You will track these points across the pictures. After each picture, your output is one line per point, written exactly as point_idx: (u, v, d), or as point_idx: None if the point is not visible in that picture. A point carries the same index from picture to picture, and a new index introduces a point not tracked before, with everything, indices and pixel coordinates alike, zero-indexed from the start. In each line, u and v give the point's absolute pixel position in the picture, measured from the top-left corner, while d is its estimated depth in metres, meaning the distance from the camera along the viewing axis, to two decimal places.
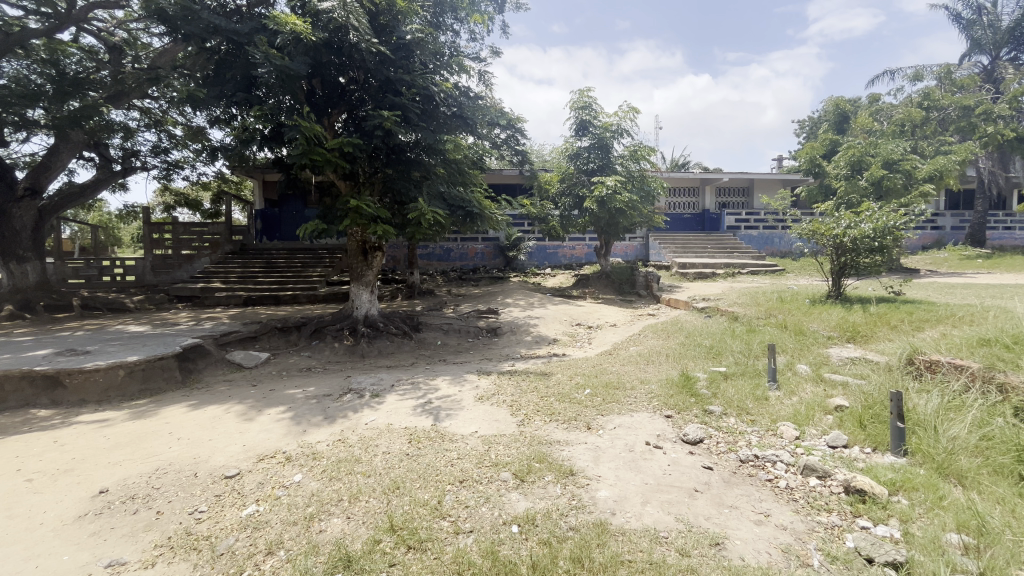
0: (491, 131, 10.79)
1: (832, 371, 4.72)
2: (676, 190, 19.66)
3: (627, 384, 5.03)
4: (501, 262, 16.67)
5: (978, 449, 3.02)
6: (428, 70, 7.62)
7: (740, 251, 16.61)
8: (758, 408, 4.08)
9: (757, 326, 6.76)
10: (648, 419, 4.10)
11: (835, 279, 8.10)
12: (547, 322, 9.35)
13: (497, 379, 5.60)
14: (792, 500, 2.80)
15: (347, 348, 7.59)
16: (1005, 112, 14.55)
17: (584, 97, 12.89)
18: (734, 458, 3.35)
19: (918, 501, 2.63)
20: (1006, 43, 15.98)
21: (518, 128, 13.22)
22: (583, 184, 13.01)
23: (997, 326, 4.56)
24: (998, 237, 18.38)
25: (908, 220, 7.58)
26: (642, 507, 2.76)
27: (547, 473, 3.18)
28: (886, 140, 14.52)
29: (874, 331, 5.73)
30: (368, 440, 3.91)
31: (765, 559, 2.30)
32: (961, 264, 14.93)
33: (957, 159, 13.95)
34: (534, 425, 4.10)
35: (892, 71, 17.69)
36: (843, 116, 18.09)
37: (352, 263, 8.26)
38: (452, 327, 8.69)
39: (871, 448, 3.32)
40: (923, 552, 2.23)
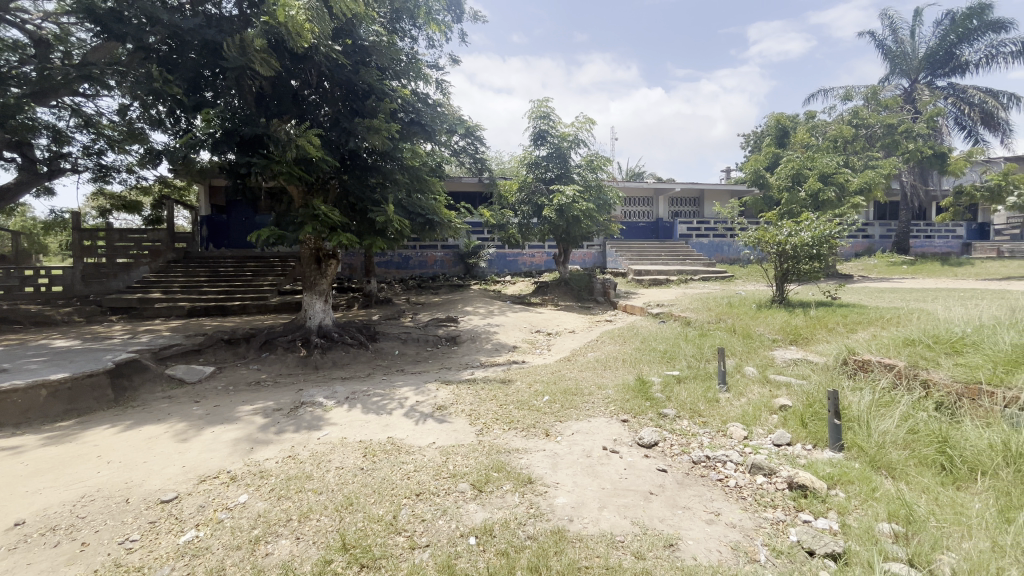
0: (450, 139, 10.78)
1: (777, 372, 4.97)
2: (631, 200, 20.34)
3: (586, 390, 5.09)
4: (461, 270, 16.61)
5: (905, 442, 3.24)
6: (387, 75, 7.60)
7: (692, 258, 17.25)
8: (710, 410, 4.22)
9: (708, 330, 7.00)
10: (605, 424, 4.15)
11: (779, 285, 8.53)
12: (507, 329, 9.36)
13: (456, 388, 5.52)
14: (741, 498, 2.90)
15: (299, 359, 7.27)
16: (923, 131, 15.93)
17: (543, 108, 13.09)
18: (687, 459, 3.44)
19: (854, 493, 2.79)
20: (923, 68, 17.51)
21: (477, 136, 13.29)
22: (541, 192, 13.20)
23: (921, 327, 4.92)
24: (920, 245, 19.99)
25: (842, 229, 8.13)
26: (599, 513, 2.79)
27: (505, 482, 3.16)
28: (822, 154, 15.52)
29: (814, 332, 6.08)
30: (320, 456, 3.75)
31: (716, 557, 2.37)
32: (888, 270, 16.11)
33: (883, 173, 15.10)
34: (492, 434, 4.08)
35: (826, 91, 19.04)
36: (783, 131, 19.25)
37: (305, 272, 8.01)
38: (410, 336, 8.53)
39: (812, 445, 3.50)
40: (859, 542, 2.37)
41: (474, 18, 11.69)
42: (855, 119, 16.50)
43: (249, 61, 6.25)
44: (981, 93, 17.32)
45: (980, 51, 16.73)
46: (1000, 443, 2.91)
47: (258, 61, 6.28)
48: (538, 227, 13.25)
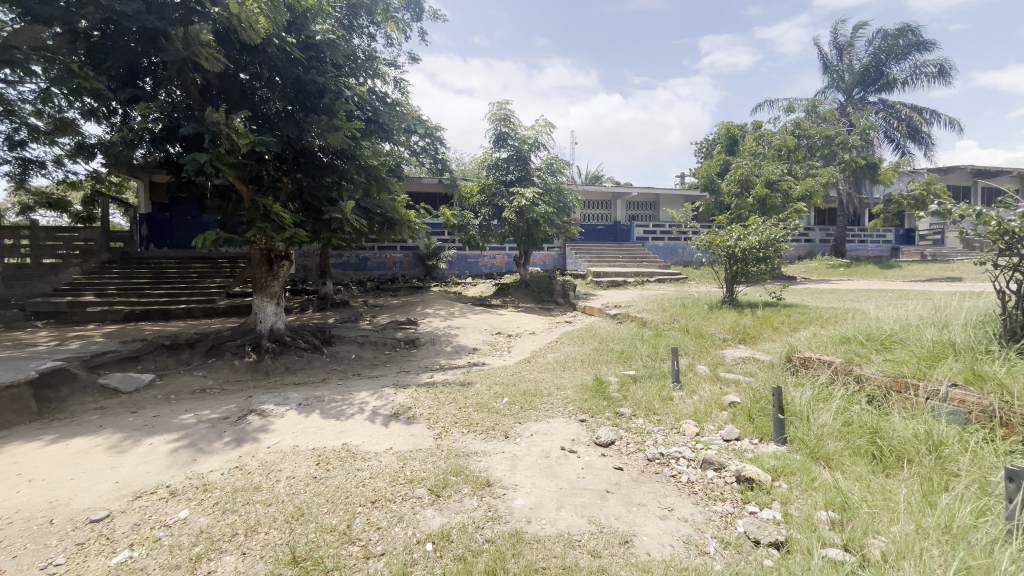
0: (408, 138, 10.63)
1: (727, 370, 5.17)
2: (590, 203, 20.72)
3: (545, 391, 5.12)
4: (421, 272, 16.40)
5: (841, 433, 3.45)
6: (341, 73, 7.39)
7: (648, 261, 17.76)
8: (664, 408, 4.35)
9: (663, 330, 7.20)
10: (564, 424, 4.20)
11: (728, 287, 8.88)
12: (467, 332, 9.29)
13: (414, 392, 5.43)
14: (693, 493, 3.00)
15: (249, 365, 6.95)
16: (857, 143, 17.06)
17: (503, 110, 13.12)
18: (642, 457, 3.53)
19: (795, 483, 2.95)
20: (856, 84, 18.80)
21: (437, 137, 13.21)
22: (502, 194, 13.25)
23: (856, 326, 5.25)
24: (855, 249, 21.44)
25: (786, 233, 8.60)
26: (557, 513, 2.81)
27: (463, 485, 3.13)
28: (768, 162, 16.32)
29: (760, 332, 6.38)
30: (270, 465, 3.59)
31: (669, 551, 2.43)
32: (827, 272, 17.14)
33: (822, 181, 16.07)
34: (451, 437, 4.04)
35: (772, 102, 20.08)
36: (733, 140, 20.16)
37: (255, 273, 7.68)
38: (368, 340, 8.33)
39: (758, 439, 3.67)
40: (800, 530, 2.49)
41: (434, 17, 11.60)
42: (797, 129, 17.48)
43: (195, 53, 5.90)
44: (907, 110, 18.77)
45: (906, 70, 18.10)
46: (924, 433, 3.15)
47: (206, 55, 5.92)
48: (499, 229, 13.24)
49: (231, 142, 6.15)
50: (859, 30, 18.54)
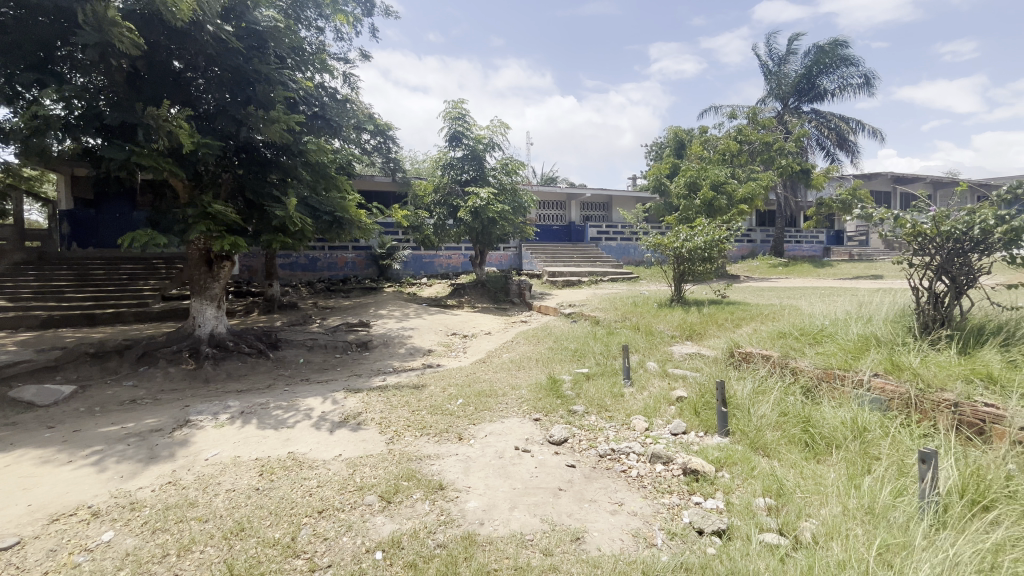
0: (359, 136, 10.34)
1: (675, 366, 5.36)
2: (545, 204, 20.97)
3: (499, 391, 5.12)
4: (374, 272, 16.03)
5: (778, 423, 3.65)
6: (284, 65, 7.07)
7: (602, 260, 18.16)
8: (615, 405, 4.45)
9: (615, 328, 7.38)
10: (518, 424, 4.21)
11: (677, 285, 9.21)
12: (422, 333, 9.15)
13: (366, 396, 5.28)
14: (642, 487, 3.08)
15: (185, 372, 6.52)
16: (792, 150, 18.18)
17: (457, 109, 13.03)
18: (594, 453, 3.59)
19: (737, 473, 3.09)
20: (792, 93, 20.01)
21: (389, 135, 12.96)
22: (457, 194, 13.15)
23: (791, 321, 5.58)
24: (792, 249, 22.84)
25: (729, 234, 9.04)
26: (510, 513, 2.81)
27: (415, 490, 3.07)
28: (713, 166, 17.09)
29: (705, 328, 6.66)
30: (207, 478, 3.39)
31: (618, 546, 2.48)
32: (768, 271, 18.13)
33: (762, 185, 16.99)
34: (403, 441, 3.95)
35: (716, 109, 21.05)
36: (681, 144, 20.97)
37: (192, 274, 7.23)
38: (317, 343, 8.02)
39: (703, 432, 3.82)
40: (740, 517, 2.61)
41: (386, 13, 11.36)
42: (739, 135, 18.41)
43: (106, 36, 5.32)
44: (836, 119, 20.18)
45: (835, 82, 19.45)
46: (850, 420, 3.39)
47: (119, 38, 5.39)
48: (454, 229, 13.12)
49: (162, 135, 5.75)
50: (793, 43, 19.77)
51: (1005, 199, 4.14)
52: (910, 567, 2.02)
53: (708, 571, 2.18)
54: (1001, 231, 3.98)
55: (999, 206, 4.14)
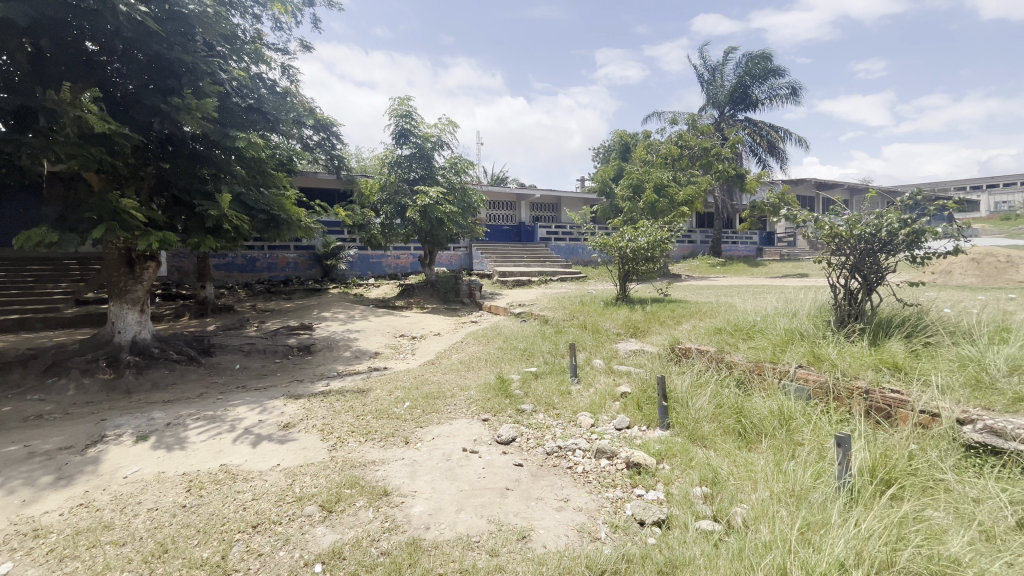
0: (300, 130, 9.91)
1: (619, 363, 5.52)
2: (495, 204, 21.00)
3: (448, 392, 5.07)
4: (318, 273, 15.42)
5: (714, 415, 3.83)
6: (213, 54, 6.61)
7: (551, 260, 18.41)
8: (563, 402, 4.52)
9: (563, 327, 7.51)
10: (466, 425, 4.18)
11: (622, 284, 9.50)
12: (369, 335, 8.89)
13: (307, 402, 5.06)
14: (587, 482, 3.15)
15: (103, 383, 5.97)
16: (728, 155, 19.23)
17: (404, 106, 12.76)
18: (542, 451, 3.63)
19: (676, 464, 3.22)
20: (728, 102, 21.16)
21: (333, 131, 12.50)
22: (405, 193, 12.88)
23: (726, 318, 5.89)
24: (729, 249, 24.16)
25: (670, 235, 9.42)
26: (456, 516, 2.78)
27: (358, 498, 2.97)
28: (656, 169, 17.75)
29: (649, 326, 6.90)
30: (126, 498, 3.11)
31: (563, 542, 2.52)
32: (707, 270, 19.10)
33: (701, 188, 17.86)
34: (347, 448, 3.81)
35: (658, 114, 21.89)
36: (626, 147, 21.65)
37: (110, 276, 6.66)
38: (255, 348, 7.60)
39: (646, 425, 3.95)
40: (679, 506, 2.72)
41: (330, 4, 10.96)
42: (680, 140, 19.25)
43: None
44: (767, 127, 21.55)
45: (765, 92, 20.76)
46: (777, 409, 3.62)
47: None
48: (402, 229, 12.85)
49: (71, 124, 5.23)
50: (728, 54, 20.90)
51: (908, 204, 4.55)
52: (827, 544, 2.18)
53: (648, 560, 2.25)
54: (904, 233, 4.39)
55: (903, 210, 4.55)
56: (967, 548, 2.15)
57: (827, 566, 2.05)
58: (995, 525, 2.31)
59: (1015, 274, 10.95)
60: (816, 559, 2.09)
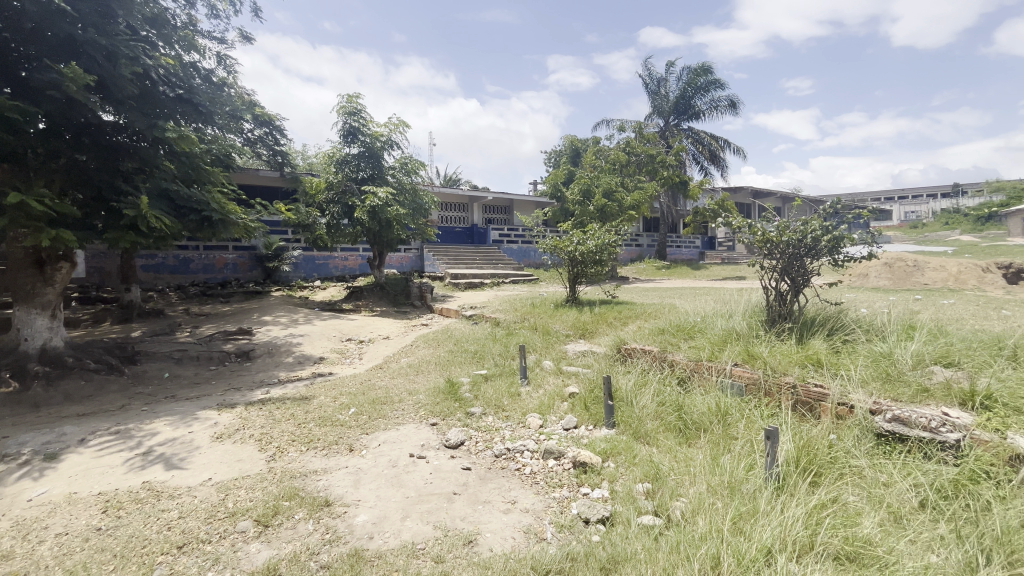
0: (238, 124, 9.40)
1: (568, 364, 5.61)
2: (447, 206, 20.82)
3: (395, 397, 4.95)
4: (259, 275, 14.69)
5: (657, 412, 3.97)
6: (136, 37, 6.11)
7: (503, 263, 18.47)
8: (512, 404, 4.53)
9: (514, 329, 7.54)
10: (414, 430, 4.10)
11: (572, 286, 9.68)
12: (313, 340, 8.55)
13: (244, 411, 4.78)
14: (534, 483, 3.17)
15: (6, 398, 5.39)
16: (672, 163, 20.07)
17: (352, 103, 12.40)
18: (490, 454, 3.62)
19: (620, 462, 3.31)
20: (672, 112, 22.10)
21: (275, 126, 11.95)
22: (353, 193, 12.51)
23: (669, 319, 6.13)
24: (674, 252, 25.20)
25: (617, 238, 9.70)
26: (402, 523, 2.71)
27: (297, 510, 2.84)
28: (605, 174, 18.24)
29: (597, 327, 7.07)
30: (30, 524, 2.82)
31: (510, 545, 2.51)
32: (653, 273, 19.79)
33: (647, 194, 18.52)
34: (286, 458, 3.64)
35: (607, 121, 22.52)
36: (576, 152, 22.11)
37: (15, 278, 6.06)
38: (187, 355, 7.11)
39: (592, 424, 4.04)
40: (622, 503, 2.79)
41: None
42: (627, 147, 19.90)
43: None
44: (708, 137, 22.67)
45: (707, 103, 21.83)
46: (715, 405, 3.80)
47: None
48: (350, 229, 12.48)
49: None
50: (672, 66, 21.84)
51: (830, 212, 4.91)
52: (757, 532, 2.31)
53: (592, 557, 2.29)
54: (826, 239, 4.74)
55: (825, 217, 4.91)
56: (877, 528, 2.35)
57: (757, 553, 2.17)
58: (901, 506, 2.53)
59: (922, 277, 12.08)
60: (747, 547, 2.21)
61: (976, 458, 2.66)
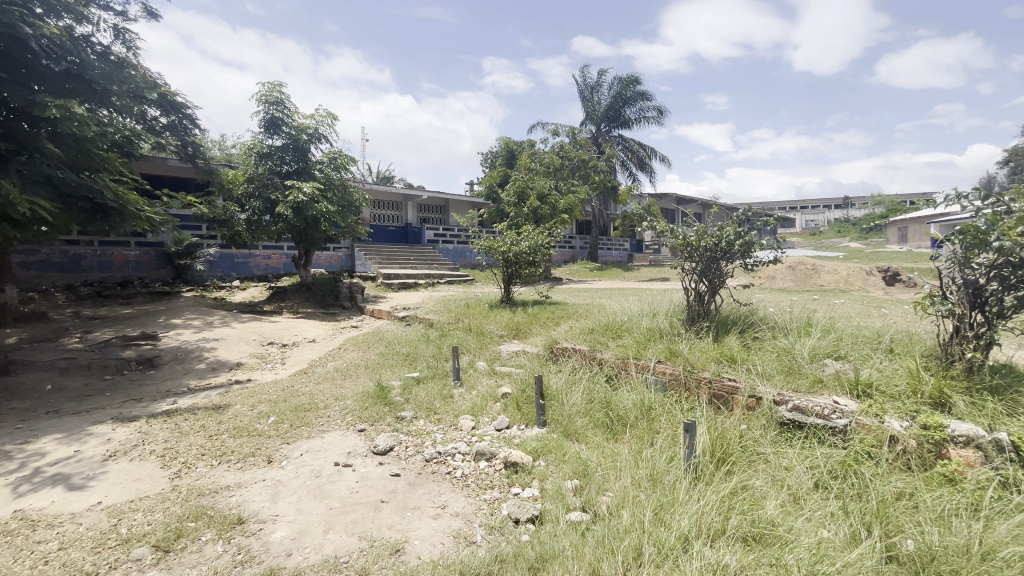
0: (140, 107, 8.52)
1: (502, 364, 5.62)
2: (379, 203, 20.20)
3: (321, 403, 4.71)
4: (168, 274, 13.41)
5: (586, 409, 4.08)
6: (16, 2, 5.43)
7: (438, 263, 18.22)
8: (444, 407, 4.46)
9: (448, 330, 7.43)
10: (340, 437, 3.92)
11: (506, 287, 9.74)
12: (229, 344, 7.93)
13: (145, 425, 4.32)
14: (465, 486, 3.13)
15: None
16: (603, 168, 20.85)
17: (273, 92, 11.65)
18: (420, 458, 3.53)
19: (551, 460, 3.36)
20: (603, 119, 22.99)
21: (186, 113, 10.99)
22: (276, 187, 11.76)
23: (600, 318, 6.34)
24: (605, 254, 26.20)
25: (550, 240, 9.89)
26: (323, 537, 2.57)
27: (205, 531, 2.60)
28: (540, 177, 18.57)
29: (530, 327, 7.15)
30: None
31: (438, 550, 2.46)
32: (585, 274, 20.42)
33: (579, 198, 19.07)
34: (194, 474, 3.33)
35: (542, 125, 22.90)
36: (511, 154, 22.31)
37: None
38: (75, 364, 6.30)
39: (523, 424, 4.07)
40: (551, 501, 2.83)
41: None
42: (561, 151, 20.38)
43: None
44: (636, 145, 23.76)
45: (635, 113, 22.86)
46: (640, 401, 3.97)
47: None
48: (272, 226, 11.73)
49: None
50: (603, 74, 22.64)
51: (742, 219, 5.31)
52: (675, 520, 2.44)
53: (520, 557, 2.30)
54: (739, 244, 5.18)
55: (738, 224, 5.31)
56: (779, 509, 2.56)
57: (675, 541, 2.29)
58: (800, 487, 2.78)
59: (819, 279, 13.42)
60: (667, 536, 2.33)
61: (860, 440, 2.99)
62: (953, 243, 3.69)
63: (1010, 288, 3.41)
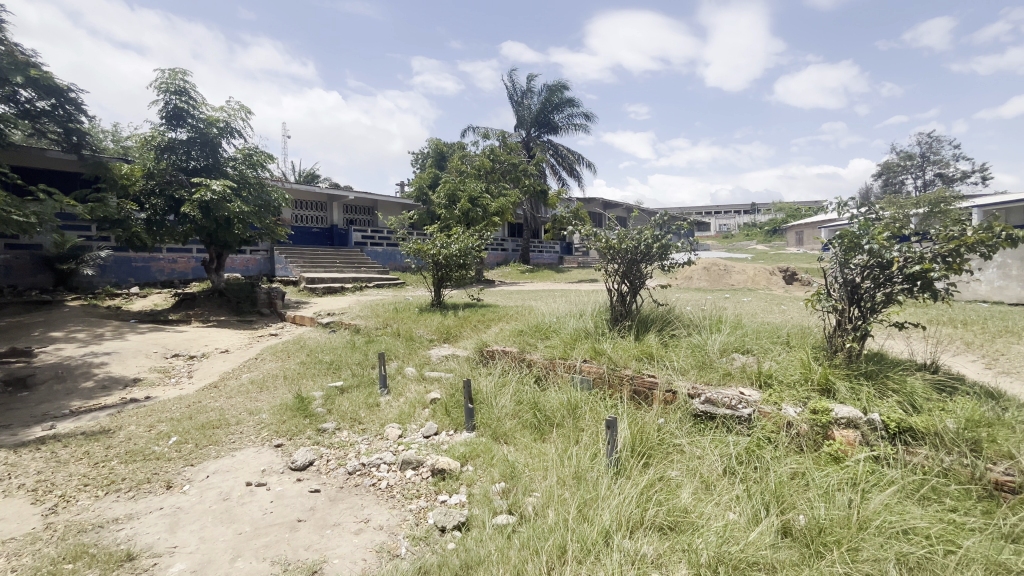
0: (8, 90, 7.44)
1: (431, 369, 5.52)
2: (301, 203, 19.13)
3: (232, 419, 4.35)
4: (47, 280, 11.80)
5: (514, 411, 4.10)
6: None
7: (367, 266, 17.58)
8: (369, 416, 4.29)
9: (375, 336, 7.17)
10: (254, 454, 3.64)
11: (437, 290, 9.61)
12: (125, 358, 7.12)
13: (12, 455, 3.75)
14: (390, 498, 3.03)
15: None
16: (533, 172, 21.23)
17: (176, 81, 10.63)
18: (342, 472, 3.36)
19: (479, 464, 3.34)
20: (534, 124, 23.47)
21: (69, 99, 9.76)
22: (180, 184, 10.76)
23: (529, 319, 6.42)
24: (536, 257, 26.73)
25: (481, 243, 9.88)
26: (230, 566, 2.37)
27: (84, 572, 2.29)
28: (471, 179, 18.54)
29: (461, 330, 7.10)
30: None
31: (359, 567, 2.36)
32: (517, 276, 20.68)
33: (510, 201, 19.26)
34: (75, 507, 2.94)
35: (472, 128, 22.89)
36: (442, 155, 22.09)
37: None
38: None
39: (452, 430, 4.01)
40: (478, 505, 2.81)
41: None
42: (492, 155, 20.44)
43: None
44: (565, 150, 24.41)
45: (564, 120, 23.47)
46: (567, 399, 4.06)
47: None
48: (177, 226, 10.72)
49: None
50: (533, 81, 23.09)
51: (660, 223, 5.62)
52: (597, 516, 2.51)
53: (445, 566, 2.26)
54: (657, 246, 5.48)
55: (657, 227, 5.60)
56: (691, 497, 2.72)
57: (596, 536, 2.36)
58: (710, 474, 2.98)
59: (730, 279, 14.53)
60: (589, 531, 2.39)
61: (762, 427, 3.26)
62: (835, 247, 4.13)
63: (881, 285, 3.87)
